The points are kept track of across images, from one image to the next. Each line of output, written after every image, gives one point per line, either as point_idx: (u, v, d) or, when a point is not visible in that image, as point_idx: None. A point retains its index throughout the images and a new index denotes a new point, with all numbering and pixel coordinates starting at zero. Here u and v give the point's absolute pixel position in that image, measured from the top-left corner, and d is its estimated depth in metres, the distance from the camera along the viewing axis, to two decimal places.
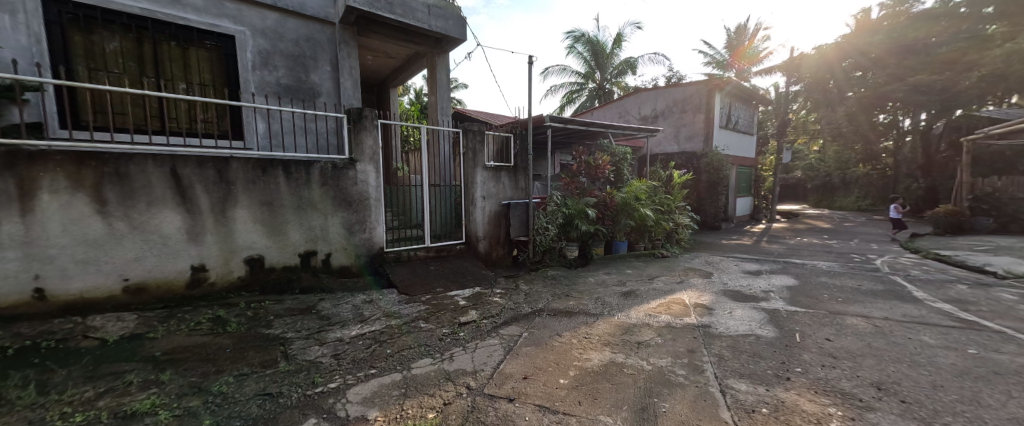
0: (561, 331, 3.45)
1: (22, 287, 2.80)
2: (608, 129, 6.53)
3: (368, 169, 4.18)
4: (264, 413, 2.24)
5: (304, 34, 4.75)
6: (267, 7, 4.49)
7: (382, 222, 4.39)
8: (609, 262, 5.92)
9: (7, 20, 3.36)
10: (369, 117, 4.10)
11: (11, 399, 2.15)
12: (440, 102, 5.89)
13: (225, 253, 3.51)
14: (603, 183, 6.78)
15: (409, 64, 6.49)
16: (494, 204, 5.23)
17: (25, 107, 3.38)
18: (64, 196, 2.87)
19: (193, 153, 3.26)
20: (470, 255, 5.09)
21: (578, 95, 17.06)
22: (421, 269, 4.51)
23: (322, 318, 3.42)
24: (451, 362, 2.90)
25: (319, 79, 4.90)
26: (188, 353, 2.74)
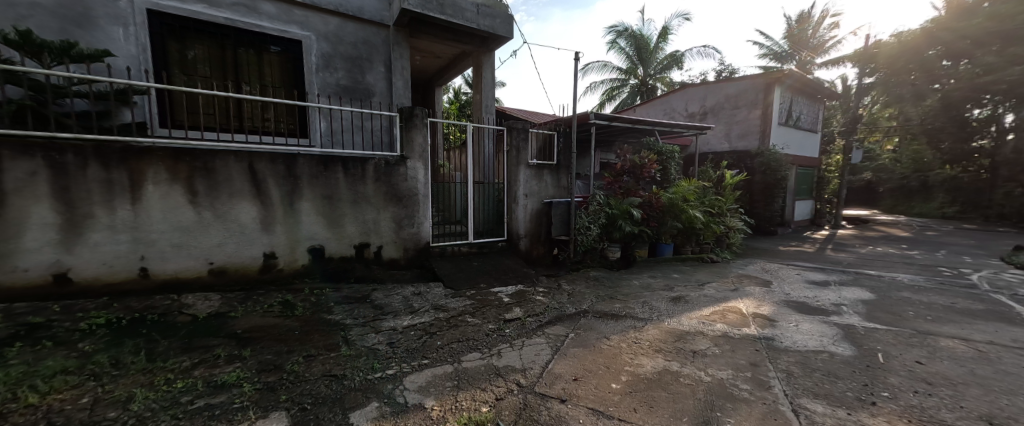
0: (609, 334, 3.40)
1: (130, 266, 3.19)
2: (656, 126, 6.29)
3: (417, 166, 4.33)
4: (332, 393, 2.43)
5: (361, 37, 5.01)
6: (330, 12, 4.78)
7: (429, 217, 4.54)
8: (654, 265, 5.72)
9: (122, 33, 3.84)
10: (419, 115, 4.25)
11: (127, 364, 2.49)
12: (485, 100, 5.96)
13: (291, 242, 3.80)
14: (649, 183, 6.55)
15: (455, 63, 6.62)
16: (536, 202, 5.23)
17: (134, 108, 3.84)
18: (162, 188, 3.23)
19: (267, 150, 3.55)
20: (512, 252, 5.13)
21: (618, 91, 16.57)
22: (465, 264, 4.61)
23: (376, 308, 3.61)
24: (499, 358, 2.96)
25: (374, 79, 5.14)
26: (263, 332, 3.01)
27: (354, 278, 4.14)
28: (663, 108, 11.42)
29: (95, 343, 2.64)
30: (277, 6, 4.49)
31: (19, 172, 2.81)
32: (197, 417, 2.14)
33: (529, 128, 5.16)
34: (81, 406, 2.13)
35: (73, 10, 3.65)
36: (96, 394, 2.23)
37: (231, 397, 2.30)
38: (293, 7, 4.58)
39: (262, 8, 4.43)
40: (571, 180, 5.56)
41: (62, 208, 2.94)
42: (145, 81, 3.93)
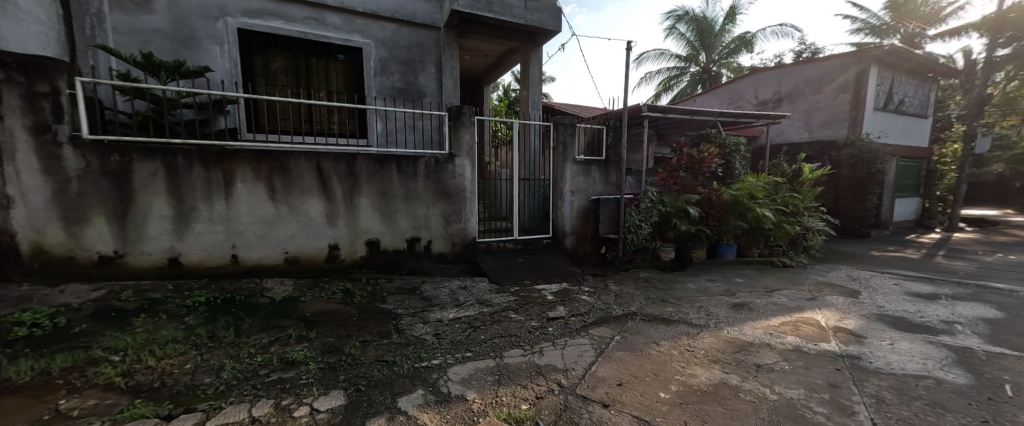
0: (658, 340, 3.24)
1: (224, 253, 3.69)
2: (717, 117, 5.80)
3: (465, 163, 4.46)
4: (383, 377, 2.62)
5: (415, 41, 5.27)
6: (387, 19, 5.08)
7: (475, 213, 4.67)
8: (712, 268, 5.31)
9: (218, 50, 4.41)
10: (467, 113, 4.36)
11: (219, 337, 2.90)
12: (532, 96, 5.94)
13: (351, 235, 4.14)
14: (709, 179, 6.06)
15: (503, 60, 6.68)
16: (583, 199, 5.13)
17: (227, 116, 4.40)
18: (248, 185, 3.67)
19: (331, 150, 3.90)
20: (557, 249, 5.09)
21: (677, 81, 15.47)
22: (510, 260, 4.68)
23: (425, 299, 3.80)
24: (541, 356, 2.96)
25: (426, 80, 5.38)
26: (327, 317, 3.33)
27: (406, 270, 4.40)
28: (732, 95, 10.44)
29: (197, 317, 3.11)
30: (341, 17, 4.87)
31: (143, 172, 3.35)
32: (272, 388, 2.43)
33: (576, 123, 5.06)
34: (185, 370, 2.52)
35: (183, 33, 4.25)
36: (196, 362, 2.62)
37: (299, 373, 2.59)
38: (355, 17, 4.94)
39: (329, 20, 4.83)
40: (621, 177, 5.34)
41: (174, 203, 3.47)
42: (236, 92, 4.48)
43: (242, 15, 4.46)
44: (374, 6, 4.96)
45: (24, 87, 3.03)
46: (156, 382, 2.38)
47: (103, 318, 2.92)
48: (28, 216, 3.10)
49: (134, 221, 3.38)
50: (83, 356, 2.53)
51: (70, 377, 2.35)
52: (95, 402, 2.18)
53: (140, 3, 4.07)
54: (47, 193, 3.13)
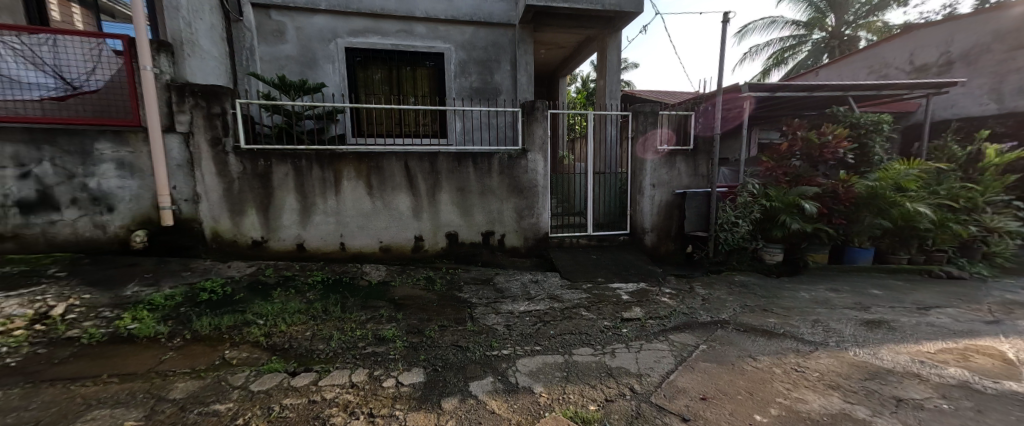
0: (756, 354, 2.83)
1: (333, 242, 4.34)
2: (845, 91, 4.89)
3: (538, 158, 4.51)
4: (457, 360, 2.81)
5: (491, 40, 5.53)
6: (465, 23, 5.40)
7: (548, 208, 4.71)
8: (833, 275, 4.48)
9: (331, 68, 5.16)
10: (540, 107, 4.38)
11: (329, 311, 3.42)
12: (609, 85, 5.76)
13: (433, 228, 4.50)
14: (834, 167, 5.04)
15: (578, 51, 6.55)
16: (666, 193, 4.88)
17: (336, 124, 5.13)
18: (352, 183, 4.23)
19: (417, 150, 4.27)
20: (636, 247, 4.96)
21: (792, 53, 12.93)
22: (583, 257, 4.65)
23: (497, 290, 3.96)
24: (612, 357, 2.84)
25: (501, 79, 5.64)
26: (411, 300, 3.69)
27: (481, 262, 4.64)
28: (874, 61, 8.32)
29: (316, 293, 3.73)
30: (427, 26, 5.30)
31: (279, 174, 4.07)
32: (367, 359, 2.79)
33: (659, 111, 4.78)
34: (305, 336, 3.04)
35: (306, 57, 5.07)
36: (313, 330, 3.14)
37: (388, 349, 2.93)
38: (438, 24, 5.33)
39: (416, 30, 5.30)
40: (712, 167, 4.88)
41: (299, 200, 4.17)
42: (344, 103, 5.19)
43: (349, 35, 5.14)
44: (454, 12, 5.30)
45: (205, 110, 3.79)
46: (285, 344, 2.93)
47: (253, 289, 3.68)
48: (209, 208, 3.98)
49: (272, 214, 4.15)
50: (239, 317, 3.21)
51: (231, 333, 3.02)
52: (245, 355, 2.77)
53: (277, 35, 4.97)
54: (219, 192, 3.97)
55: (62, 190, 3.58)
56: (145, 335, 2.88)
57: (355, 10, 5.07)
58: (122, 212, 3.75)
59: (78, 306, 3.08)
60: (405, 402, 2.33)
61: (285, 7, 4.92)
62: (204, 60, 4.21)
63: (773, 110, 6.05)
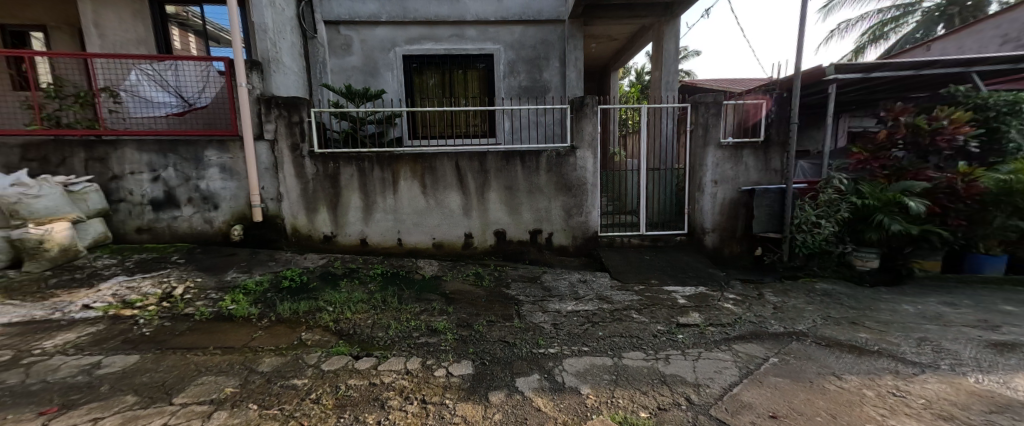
0: (842, 373, 2.48)
1: (391, 237, 4.65)
2: (963, 68, 4.28)
3: (587, 155, 4.46)
4: (504, 356, 2.85)
5: (540, 38, 5.55)
6: (514, 22, 5.47)
7: (598, 207, 4.65)
8: (941, 286, 3.87)
9: (390, 75, 5.53)
10: (590, 103, 4.32)
11: (387, 302, 3.67)
12: (665, 76, 5.61)
13: (483, 225, 4.64)
14: (951, 158, 4.27)
15: (631, 42, 6.33)
16: (730, 190, 4.62)
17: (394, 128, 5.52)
18: (408, 183, 4.50)
19: (467, 150, 4.41)
20: (694, 248, 4.77)
21: (897, 25, 11.20)
22: (635, 257, 4.57)
23: (544, 289, 3.97)
24: (666, 364, 2.68)
25: (550, 76, 5.66)
26: (461, 295, 3.84)
27: (529, 259, 4.69)
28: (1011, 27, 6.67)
29: (377, 284, 4.04)
30: (477, 29, 5.47)
31: (346, 175, 4.45)
32: (420, 349, 2.96)
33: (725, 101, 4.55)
34: (367, 324, 3.30)
35: (369, 67, 5.49)
36: (373, 318, 3.40)
37: (440, 340, 3.07)
38: (488, 26, 5.48)
39: (467, 34, 5.49)
40: (787, 161, 4.55)
41: (362, 199, 4.53)
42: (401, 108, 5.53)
43: (406, 43, 5.47)
44: (504, 13, 5.40)
45: (287, 119, 4.28)
46: (350, 330, 3.21)
47: (325, 279, 4.08)
48: (290, 206, 4.50)
49: (340, 211, 4.56)
50: (313, 304, 3.59)
51: (306, 317, 3.40)
52: (318, 337, 3.10)
53: (345, 48, 5.44)
54: (298, 192, 4.47)
55: (181, 191, 4.29)
56: (241, 315, 3.35)
57: (412, 19, 5.36)
58: (224, 209, 4.39)
59: (192, 287, 3.68)
60: (454, 392, 2.42)
61: (352, 22, 5.36)
62: (286, 75, 4.76)
63: (863, 92, 5.30)
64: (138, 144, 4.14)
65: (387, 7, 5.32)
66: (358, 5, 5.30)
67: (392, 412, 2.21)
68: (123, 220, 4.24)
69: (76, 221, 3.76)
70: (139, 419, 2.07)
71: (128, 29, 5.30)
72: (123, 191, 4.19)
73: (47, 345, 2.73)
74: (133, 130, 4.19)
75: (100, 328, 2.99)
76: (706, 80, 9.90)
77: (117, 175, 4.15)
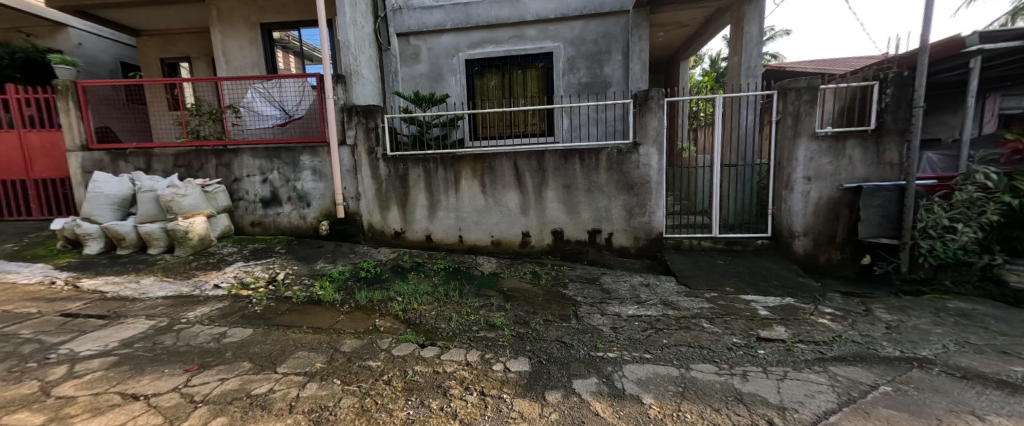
0: (984, 413, 2.01)
1: (452, 234, 4.89)
2: None
3: (651, 152, 4.24)
4: (560, 356, 2.81)
5: (601, 31, 5.40)
6: (574, 18, 5.40)
7: (663, 206, 4.40)
8: None
9: (453, 79, 5.79)
10: (655, 97, 4.11)
11: (449, 296, 3.85)
12: (746, 62, 5.09)
13: (540, 224, 4.66)
14: None
15: (704, 28, 5.86)
16: (826, 188, 4.06)
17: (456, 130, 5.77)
18: (469, 182, 4.68)
19: (525, 149, 4.45)
20: (780, 254, 4.28)
21: None
22: (707, 261, 4.24)
23: (603, 291, 3.86)
24: (743, 381, 2.40)
25: (611, 71, 5.48)
26: (519, 293, 3.89)
27: (587, 260, 4.61)
28: None
29: (440, 278, 4.28)
30: (537, 28, 5.51)
31: (415, 175, 4.78)
32: (477, 342, 3.06)
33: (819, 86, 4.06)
34: (430, 315, 3.52)
35: (435, 73, 5.83)
36: (436, 310, 3.61)
37: (497, 336, 3.14)
38: (548, 24, 5.48)
39: (527, 34, 5.56)
40: (907, 153, 3.84)
41: (428, 197, 4.82)
42: (463, 110, 5.77)
43: (469, 48, 5.69)
44: (564, 9, 5.35)
45: (365, 125, 4.72)
46: (416, 319, 3.45)
47: (396, 271, 4.43)
48: (366, 205, 4.96)
49: (408, 209, 4.91)
50: (385, 294, 3.92)
51: (380, 304, 3.74)
52: (390, 324, 3.39)
53: (414, 57, 5.84)
54: (373, 191, 4.91)
55: (283, 191, 4.99)
56: (327, 300, 3.79)
57: (475, 24, 5.55)
58: (315, 207, 5.01)
59: (291, 274, 4.27)
60: (511, 387, 2.44)
61: (420, 32, 5.72)
62: (365, 86, 5.26)
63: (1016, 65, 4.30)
64: (252, 152, 4.91)
65: (451, 15, 5.58)
66: (425, 16, 5.64)
67: (453, 401, 2.31)
68: (241, 215, 5.07)
69: (208, 216, 4.59)
70: (252, 382, 2.46)
71: (247, 54, 6.32)
72: (241, 191, 5.01)
73: (189, 315, 3.38)
74: (247, 140, 4.99)
75: (224, 304, 3.61)
76: (795, 63, 8.75)
77: (238, 178, 4.98)
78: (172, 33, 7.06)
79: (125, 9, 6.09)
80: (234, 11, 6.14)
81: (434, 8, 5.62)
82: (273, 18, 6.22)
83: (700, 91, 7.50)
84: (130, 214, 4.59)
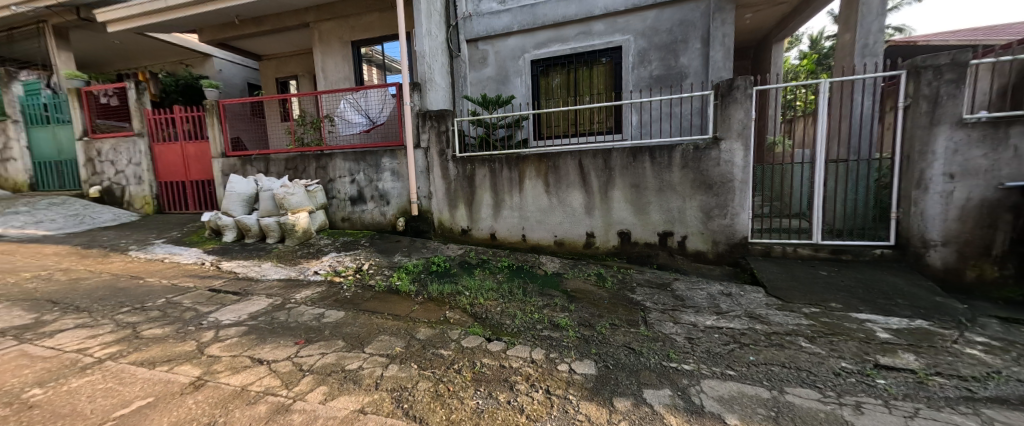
0: None
1: (516, 233, 4.96)
2: None
3: (735, 147, 3.84)
4: (628, 362, 2.68)
5: (678, 19, 5.01)
6: (647, 7, 5.10)
7: (748, 207, 3.94)
8: None
9: (519, 80, 5.84)
10: (741, 86, 3.74)
11: (514, 294, 3.91)
12: (862, 38, 4.40)
13: (606, 225, 4.49)
14: None
15: (804, 6, 5.16)
16: (976, 188, 3.27)
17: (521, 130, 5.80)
18: (533, 182, 4.70)
19: (591, 148, 4.35)
20: (906, 267, 3.57)
21: None
22: (805, 273, 3.69)
23: (677, 298, 3.59)
24: (856, 413, 2.03)
25: (688, 60, 5.05)
26: (583, 294, 3.80)
27: (657, 264, 4.33)
28: None
29: (505, 275, 4.38)
30: (606, 22, 5.31)
31: (481, 176, 4.95)
32: (539, 340, 3.06)
33: (970, 61, 3.32)
34: (496, 310, 3.62)
35: (501, 75, 5.93)
36: (501, 306, 3.69)
37: (562, 336, 3.11)
38: (617, 17, 5.26)
39: (595, 29, 5.39)
40: None
41: (493, 196, 4.96)
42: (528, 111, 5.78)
43: (535, 48, 5.69)
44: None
45: (437, 128, 5.01)
46: (483, 314, 3.57)
47: (463, 267, 4.65)
48: (437, 203, 5.28)
49: (474, 208, 5.10)
50: (453, 288, 4.13)
51: (449, 297, 3.95)
52: (458, 316, 3.57)
53: (482, 61, 6.01)
54: (444, 190, 5.19)
55: (368, 190, 5.54)
56: (404, 290, 4.12)
57: (541, 24, 5.54)
58: (393, 205, 5.47)
59: (374, 265, 4.73)
60: (577, 389, 2.39)
61: (488, 37, 5.88)
62: (438, 92, 5.58)
63: None
64: (344, 156, 5.55)
65: (518, 17, 5.65)
66: (493, 20, 5.78)
67: (520, 396, 2.34)
68: (334, 212, 5.77)
69: (309, 212, 5.32)
70: (346, 359, 2.78)
71: (341, 69, 7.14)
72: (335, 190, 5.69)
73: (296, 296, 3.95)
74: (340, 145, 5.66)
75: (321, 289, 4.15)
76: (929, 35, 7.19)
77: (332, 179, 5.66)
78: (286, 55, 8.28)
79: (253, 38, 7.30)
80: (332, 32, 6.97)
81: (502, 12, 5.73)
82: (362, 35, 6.92)
83: (798, 76, 6.55)
84: (254, 210, 5.51)
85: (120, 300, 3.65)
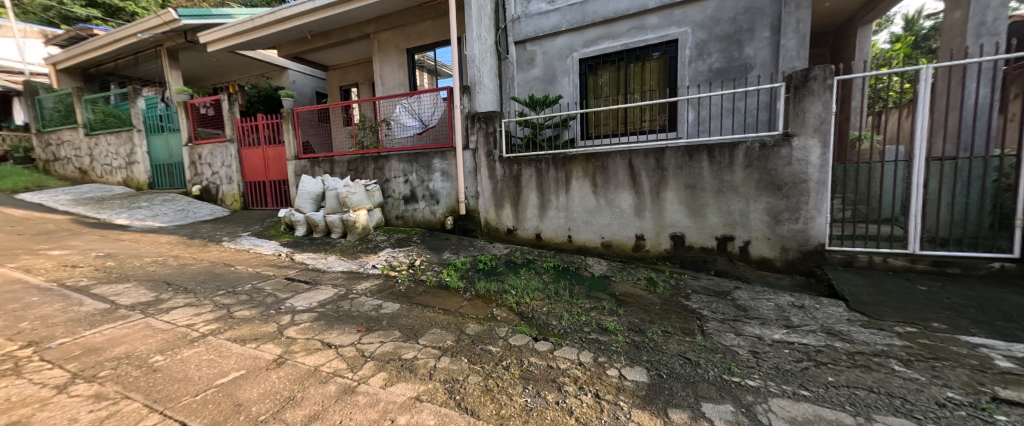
0: None
1: (563, 234, 4.89)
2: None
3: (810, 143, 3.45)
4: (684, 372, 2.51)
5: (743, 6, 4.61)
6: None
7: (825, 211, 3.52)
8: None
9: (567, 79, 5.73)
10: (819, 76, 3.36)
11: (560, 295, 3.85)
12: (977, 14, 3.75)
13: (657, 227, 4.26)
14: None
15: None
16: None
17: (568, 130, 5.70)
18: (580, 182, 4.61)
19: (642, 147, 4.15)
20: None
21: None
22: (895, 287, 3.20)
23: (738, 307, 3.31)
24: None
25: (754, 51, 4.62)
26: (633, 299, 3.65)
27: (714, 270, 4.02)
28: None
29: (551, 275, 4.34)
30: (660, 15, 5.03)
31: (528, 176, 4.94)
32: (586, 343, 2.99)
33: None
34: (542, 310, 3.60)
35: (549, 75, 5.87)
36: (547, 306, 3.66)
37: (611, 340, 3.00)
38: (673, 9, 4.96)
39: (648, 23, 5.12)
40: None
41: (539, 196, 4.93)
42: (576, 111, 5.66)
43: (584, 46, 5.55)
44: None
45: (485, 129, 5.09)
46: (530, 314, 3.57)
47: (508, 266, 4.68)
48: (485, 203, 5.37)
49: (520, 208, 5.11)
50: (498, 286, 4.18)
51: (496, 295, 4.00)
52: (505, 314, 3.61)
53: (530, 62, 5.99)
54: (491, 189, 5.26)
55: (420, 190, 5.79)
56: (453, 286, 4.25)
57: (591, 21, 5.39)
58: (443, 204, 5.66)
59: (425, 261, 4.94)
60: (629, 396, 2.29)
61: (537, 37, 5.85)
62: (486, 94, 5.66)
63: None
64: (399, 157, 5.86)
65: (568, 16, 5.55)
66: (542, 21, 5.74)
67: (568, 397, 2.30)
68: (390, 210, 6.11)
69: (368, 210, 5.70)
70: (403, 348, 2.94)
71: (397, 75, 7.53)
72: (390, 190, 6.02)
73: (357, 287, 4.25)
74: (395, 148, 5.98)
75: (379, 281, 4.43)
76: None
77: (389, 179, 6.01)
78: (350, 65, 8.93)
79: (323, 51, 7.97)
80: (390, 41, 7.38)
81: (550, 12, 5.67)
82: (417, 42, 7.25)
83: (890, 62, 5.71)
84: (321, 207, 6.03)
85: (217, 284, 4.19)
